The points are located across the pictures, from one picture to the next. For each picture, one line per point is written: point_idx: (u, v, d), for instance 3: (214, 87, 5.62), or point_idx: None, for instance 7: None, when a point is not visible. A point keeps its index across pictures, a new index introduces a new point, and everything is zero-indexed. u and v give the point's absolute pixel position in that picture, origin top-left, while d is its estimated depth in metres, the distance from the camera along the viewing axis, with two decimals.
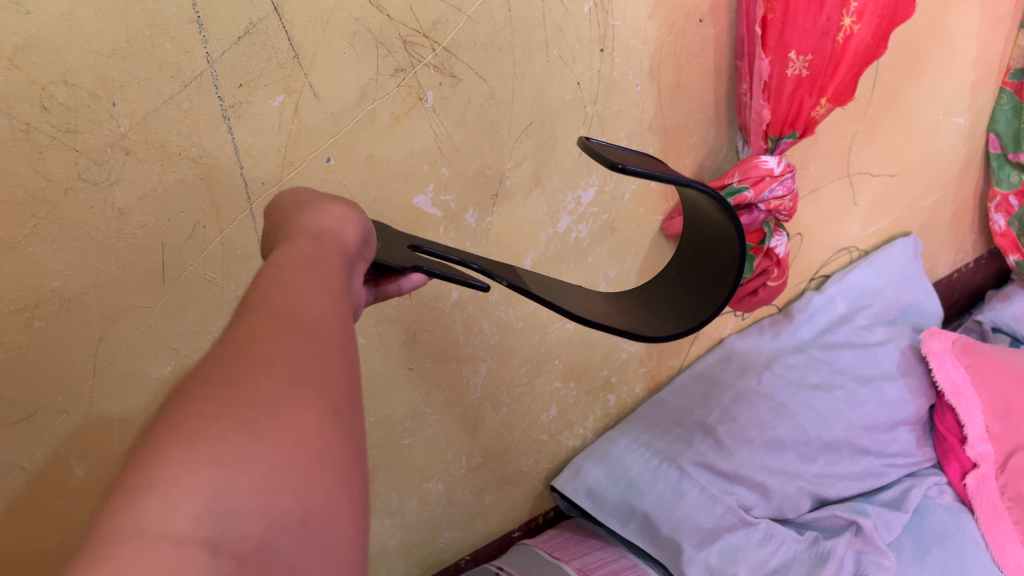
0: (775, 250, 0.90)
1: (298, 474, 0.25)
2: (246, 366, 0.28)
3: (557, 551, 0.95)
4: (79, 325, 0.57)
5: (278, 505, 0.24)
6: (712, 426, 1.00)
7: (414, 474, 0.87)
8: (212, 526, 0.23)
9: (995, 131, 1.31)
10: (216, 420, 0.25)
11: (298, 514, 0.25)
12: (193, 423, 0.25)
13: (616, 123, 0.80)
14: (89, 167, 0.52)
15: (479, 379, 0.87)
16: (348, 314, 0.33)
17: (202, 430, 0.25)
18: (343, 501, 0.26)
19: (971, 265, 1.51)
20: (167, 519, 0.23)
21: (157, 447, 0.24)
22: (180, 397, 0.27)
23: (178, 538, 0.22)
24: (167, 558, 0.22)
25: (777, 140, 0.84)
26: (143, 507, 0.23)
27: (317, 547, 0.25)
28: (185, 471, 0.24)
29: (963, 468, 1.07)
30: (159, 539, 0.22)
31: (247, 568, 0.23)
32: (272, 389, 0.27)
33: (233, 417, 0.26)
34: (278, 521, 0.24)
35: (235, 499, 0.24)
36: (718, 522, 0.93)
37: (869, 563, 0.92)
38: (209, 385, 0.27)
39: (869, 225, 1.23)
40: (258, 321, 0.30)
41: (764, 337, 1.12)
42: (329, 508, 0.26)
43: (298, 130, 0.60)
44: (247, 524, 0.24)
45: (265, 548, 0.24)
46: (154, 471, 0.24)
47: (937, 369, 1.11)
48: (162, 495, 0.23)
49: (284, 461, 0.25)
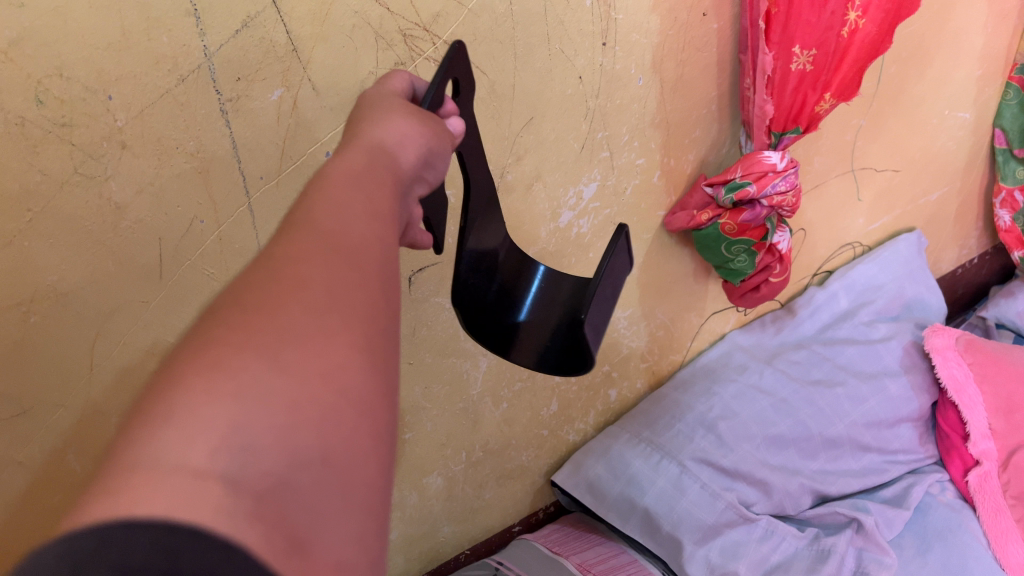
0: (778, 246, 0.90)
1: (322, 410, 0.25)
2: (274, 302, 0.27)
3: (557, 546, 0.95)
4: (76, 318, 0.57)
5: (303, 442, 0.24)
6: (712, 422, 0.99)
7: (413, 469, 0.87)
8: (230, 461, 0.23)
9: (1001, 127, 1.29)
10: (242, 354, 0.25)
11: (322, 452, 0.24)
12: (217, 355, 0.25)
13: (618, 118, 0.80)
14: (85, 161, 0.52)
15: (480, 373, 0.87)
16: (385, 251, 0.32)
17: (225, 365, 0.25)
18: (366, 444, 0.26)
19: (976, 261, 1.51)
20: (184, 451, 0.22)
21: (181, 378, 0.24)
22: (208, 328, 0.26)
23: (196, 471, 0.22)
24: (184, 489, 0.21)
25: (782, 135, 0.84)
26: (163, 441, 0.22)
27: (340, 487, 0.24)
28: (204, 405, 0.23)
29: (965, 464, 1.07)
30: (176, 471, 0.22)
31: (265, 505, 0.22)
32: (301, 330, 0.26)
33: (258, 351, 0.25)
34: (301, 457, 0.24)
35: (256, 435, 0.23)
36: (719, 518, 0.93)
37: (869, 561, 0.92)
38: (235, 319, 0.26)
39: (873, 220, 1.22)
40: (286, 253, 0.29)
41: (766, 333, 1.12)
42: (350, 450, 0.25)
43: (297, 124, 0.59)
44: (269, 459, 0.23)
45: (284, 484, 0.23)
46: (177, 405, 0.23)
47: (941, 366, 1.11)
48: (179, 428, 0.23)
49: (307, 399, 0.25)
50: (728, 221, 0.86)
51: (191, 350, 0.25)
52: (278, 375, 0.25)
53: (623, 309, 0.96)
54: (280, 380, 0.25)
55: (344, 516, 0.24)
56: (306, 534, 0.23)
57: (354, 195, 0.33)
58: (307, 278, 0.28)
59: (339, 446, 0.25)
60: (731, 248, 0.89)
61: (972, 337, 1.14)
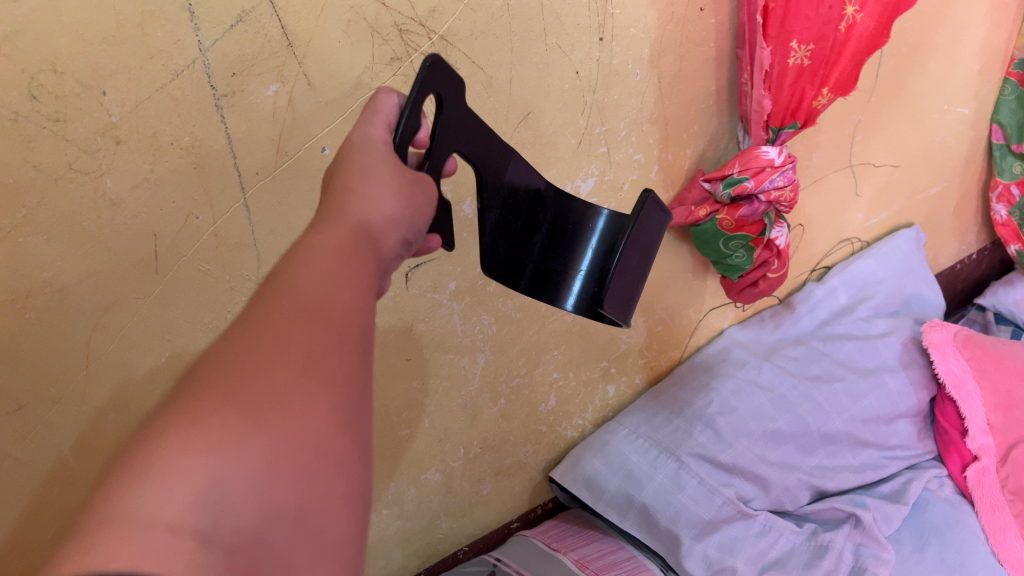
0: (776, 242, 0.90)
1: (294, 469, 0.29)
2: (253, 368, 0.30)
3: (555, 542, 0.95)
4: (72, 314, 0.57)
5: (275, 499, 0.28)
6: (711, 417, 0.99)
7: (411, 465, 0.87)
8: (207, 516, 0.26)
9: (999, 122, 1.29)
10: (222, 413, 0.29)
11: (293, 507, 0.28)
12: (198, 413, 0.29)
13: (616, 113, 0.80)
14: (79, 156, 0.52)
15: (478, 369, 0.87)
16: (364, 306, 0.35)
17: (207, 421, 0.28)
18: (340, 496, 0.30)
19: (975, 256, 1.50)
20: (164, 506, 0.26)
21: (163, 433, 0.28)
22: (192, 384, 0.30)
23: (172, 525, 0.26)
24: (157, 542, 0.25)
25: (779, 130, 0.84)
26: (144, 494, 0.26)
27: (307, 538, 0.28)
28: (184, 461, 0.27)
29: (964, 460, 1.07)
30: (153, 525, 0.25)
31: (239, 558, 0.26)
32: (281, 384, 0.30)
33: (238, 409, 0.29)
34: (275, 512, 0.28)
35: (231, 490, 0.27)
36: (717, 514, 0.93)
37: (867, 556, 0.93)
38: (218, 376, 0.30)
39: (872, 215, 1.22)
40: (266, 316, 0.32)
41: (765, 328, 1.12)
42: (322, 505, 0.29)
43: (292, 119, 0.59)
44: (244, 515, 0.27)
45: (256, 538, 0.27)
46: (156, 463, 0.27)
47: (939, 361, 1.10)
48: (160, 483, 0.26)
49: (282, 455, 0.29)
50: (726, 217, 0.86)
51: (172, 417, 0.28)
52: (257, 439, 0.29)
53: None
54: (255, 443, 0.28)
55: (312, 562, 0.28)
56: None
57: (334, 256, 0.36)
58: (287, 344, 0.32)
59: (310, 501, 0.29)
60: (729, 244, 0.89)
61: (971, 333, 1.14)
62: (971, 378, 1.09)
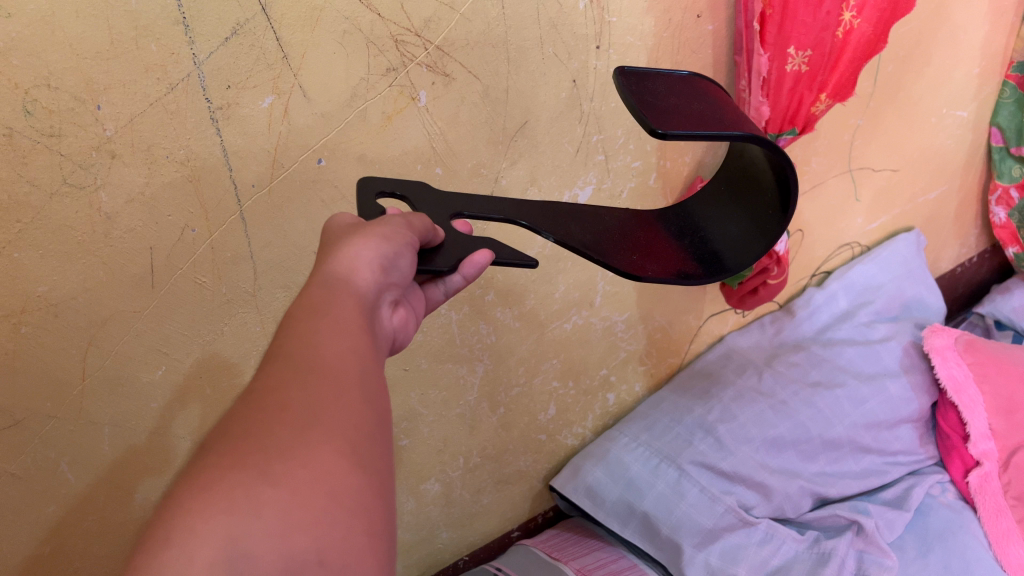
0: (776, 247, 0.90)
1: (312, 516, 0.28)
2: (263, 418, 0.30)
3: (556, 551, 0.94)
4: (68, 329, 0.56)
5: (295, 548, 0.27)
6: (712, 425, 0.99)
7: (410, 475, 0.87)
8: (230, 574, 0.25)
9: (998, 124, 1.29)
10: (235, 473, 0.28)
11: (315, 554, 0.27)
12: (210, 476, 0.28)
13: (614, 121, 0.79)
14: (74, 171, 0.51)
15: (476, 378, 0.86)
16: (360, 348, 0.35)
17: (220, 484, 0.27)
18: (359, 535, 0.28)
19: (976, 259, 1.50)
20: (186, 567, 0.25)
21: (179, 501, 0.27)
22: (204, 453, 0.29)
23: None
24: None
25: (778, 137, 0.84)
26: (167, 561, 0.25)
27: None
28: (197, 524, 0.26)
29: (966, 465, 1.06)
30: None
31: None
32: (289, 437, 0.29)
33: (248, 466, 0.28)
34: (297, 561, 0.26)
35: (251, 545, 0.26)
36: (718, 522, 0.93)
37: (870, 563, 0.92)
38: (225, 441, 0.29)
39: (872, 220, 1.21)
40: (275, 371, 0.32)
41: (766, 335, 1.12)
42: (344, 546, 0.28)
43: (288, 131, 0.59)
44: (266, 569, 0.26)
45: None
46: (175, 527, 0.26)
47: (940, 366, 1.10)
48: (180, 547, 0.26)
49: (298, 503, 0.28)
50: None
51: (189, 482, 0.28)
52: (270, 495, 0.27)
53: (620, 313, 0.95)
54: (267, 495, 0.27)
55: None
56: None
57: (323, 309, 0.36)
58: (289, 392, 0.31)
59: (327, 544, 0.27)
60: None
61: (973, 338, 1.13)
62: (972, 383, 1.09)
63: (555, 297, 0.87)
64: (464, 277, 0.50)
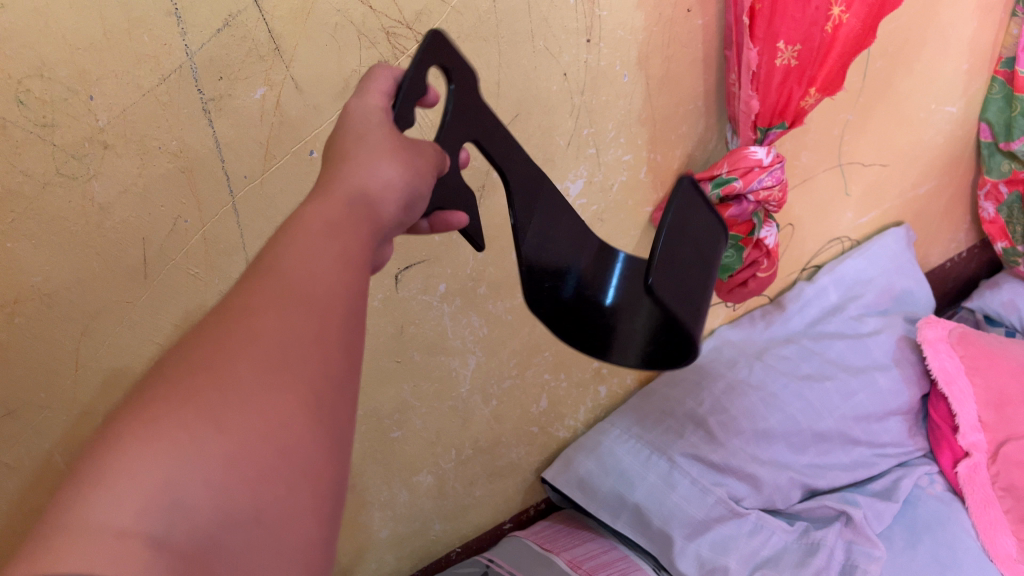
0: (765, 241, 0.91)
1: (252, 470, 0.28)
2: (224, 350, 0.30)
3: (548, 543, 0.95)
4: (62, 319, 0.57)
5: (230, 501, 0.27)
6: (703, 417, 0.99)
7: (403, 467, 0.87)
8: (158, 523, 0.26)
9: (987, 120, 1.29)
10: (184, 412, 0.28)
11: (252, 513, 0.28)
12: (157, 414, 0.28)
13: (604, 114, 0.80)
14: (67, 161, 0.52)
15: (469, 371, 0.87)
16: (349, 283, 0.34)
17: (167, 422, 0.28)
18: (306, 495, 0.29)
19: (965, 253, 1.51)
20: (114, 508, 0.26)
21: (124, 434, 0.28)
22: (163, 383, 0.30)
23: (120, 531, 0.26)
24: (107, 549, 0.25)
25: (767, 130, 0.84)
26: (96, 500, 0.26)
27: (265, 544, 0.28)
28: (135, 466, 0.27)
29: (956, 456, 1.07)
30: (103, 531, 0.26)
31: (188, 562, 0.26)
32: (248, 379, 0.30)
33: (199, 409, 0.29)
34: (231, 517, 0.27)
35: (184, 494, 0.27)
36: (708, 514, 0.93)
37: (858, 554, 0.93)
38: (183, 374, 0.30)
39: (861, 214, 1.22)
40: (255, 294, 0.32)
41: (755, 328, 1.13)
42: (281, 505, 0.29)
43: (280, 122, 0.59)
44: (197, 520, 0.27)
45: (210, 543, 0.27)
46: (120, 465, 0.27)
47: (931, 357, 1.12)
48: (111, 489, 0.26)
49: (241, 457, 0.28)
50: None
51: (138, 416, 0.29)
52: (211, 445, 0.28)
53: None
54: (212, 445, 0.28)
55: (270, 565, 0.28)
56: None
57: (326, 239, 0.35)
58: (255, 337, 0.31)
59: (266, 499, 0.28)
60: None
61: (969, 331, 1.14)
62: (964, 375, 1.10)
63: None
64: (429, 225, 0.52)
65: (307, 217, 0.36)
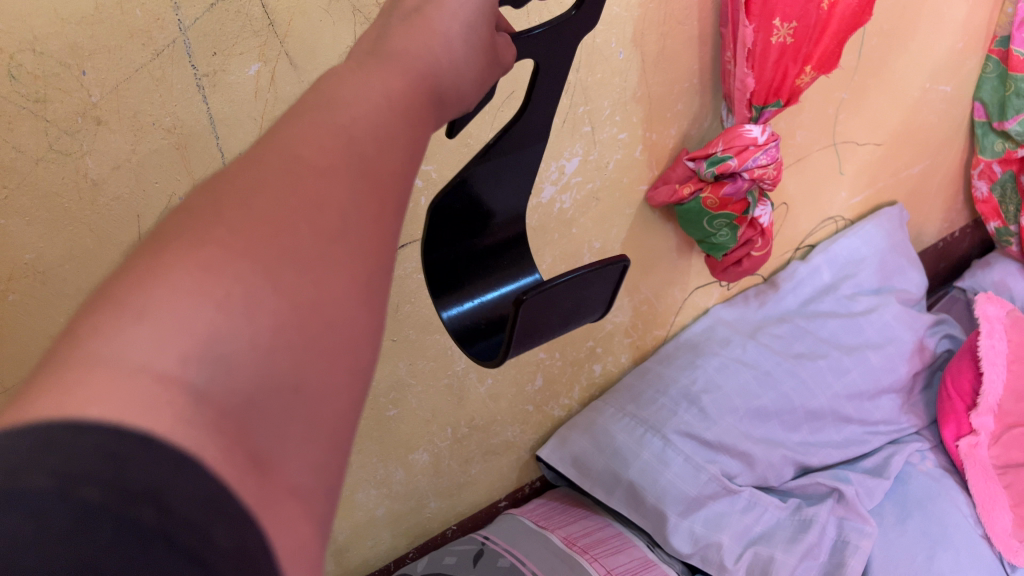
0: (760, 220, 0.90)
1: (312, 328, 0.21)
2: (286, 178, 0.23)
3: (543, 520, 0.96)
4: (57, 297, 0.56)
5: (279, 364, 0.20)
6: (696, 395, 1.00)
7: (399, 445, 0.87)
8: (204, 373, 0.18)
9: (981, 99, 1.30)
10: (236, 240, 0.21)
11: (297, 380, 0.20)
12: (204, 234, 0.21)
13: (600, 92, 0.79)
14: (60, 137, 0.51)
15: (464, 350, 0.87)
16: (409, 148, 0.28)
17: (215, 247, 0.20)
18: (346, 369, 0.22)
19: (958, 233, 1.52)
20: (154, 346, 0.18)
21: (164, 253, 0.20)
22: (209, 205, 0.22)
23: (161, 376, 0.18)
24: (142, 394, 0.17)
25: (762, 109, 0.84)
26: (128, 334, 0.18)
27: (308, 418, 0.20)
28: (174, 296, 0.19)
29: (960, 430, 1.07)
30: (138, 373, 0.18)
31: (230, 425, 0.18)
32: (320, 221, 0.23)
33: (259, 242, 0.21)
34: (277, 381, 0.20)
35: (235, 344, 0.19)
36: (702, 491, 0.94)
37: (850, 529, 0.94)
38: (235, 199, 0.22)
39: (855, 194, 1.22)
40: (308, 131, 0.25)
41: (749, 307, 1.13)
42: (330, 377, 0.21)
43: (275, 98, 0.59)
44: (244, 376, 0.19)
45: (251, 409, 0.19)
46: (153, 294, 0.19)
47: (987, 335, 1.11)
48: (154, 324, 0.18)
49: (304, 307, 0.21)
50: (710, 195, 0.86)
51: (174, 233, 0.21)
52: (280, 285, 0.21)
53: None
54: (270, 297, 0.20)
55: (305, 449, 0.20)
56: (268, 457, 0.19)
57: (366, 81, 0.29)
58: (309, 176, 0.23)
59: (312, 368, 0.21)
60: (713, 222, 0.89)
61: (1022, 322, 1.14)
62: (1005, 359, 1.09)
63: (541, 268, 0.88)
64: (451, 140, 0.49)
65: (374, 72, 0.30)
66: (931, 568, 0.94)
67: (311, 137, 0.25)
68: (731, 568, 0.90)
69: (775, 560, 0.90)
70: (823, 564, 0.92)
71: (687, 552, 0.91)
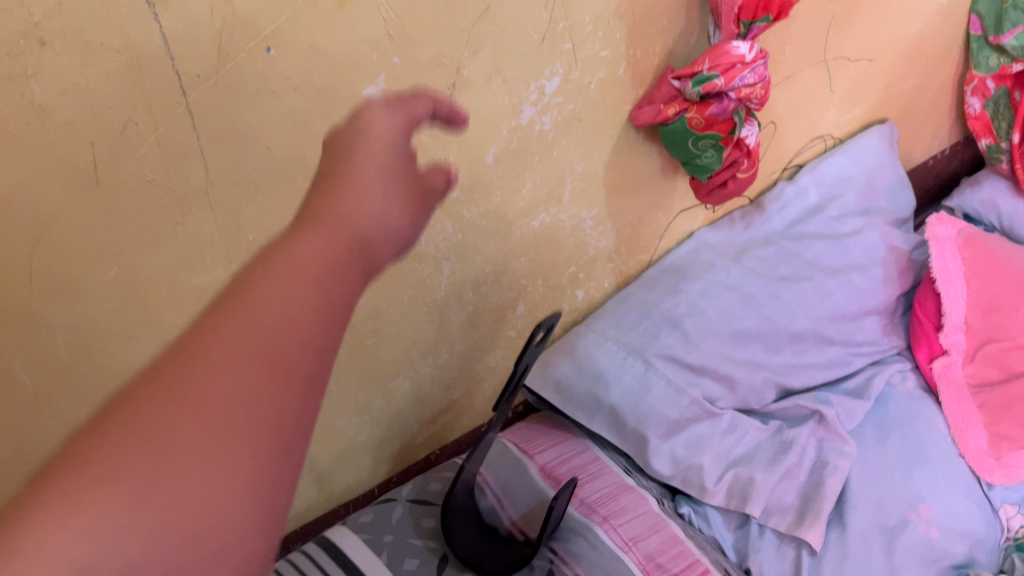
0: (747, 140, 0.88)
1: (192, 500, 0.29)
2: (200, 362, 0.31)
3: (523, 443, 0.97)
4: (12, 229, 0.54)
5: (161, 541, 0.28)
6: (678, 319, 0.99)
7: (379, 374, 0.87)
8: (89, 560, 0.26)
9: (977, 12, 1.26)
10: (139, 426, 0.29)
11: (183, 535, 0.28)
12: (120, 427, 0.29)
13: (581, 7, 0.76)
14: (2, 59, 0.48)
15: (443, 278, 0.85)
16: (314, 339, 0.34)
17: (128, 434, 0.29)
18: (242, 516, 0.30)
19: (948, 151, 1.50)
20: (69, 517, 0.27)
21: (92, 440, 0.29)
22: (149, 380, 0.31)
23: (68, 551, 0.26)
24: (64, 554, 0.26)
25: (751, 24, 0.81)
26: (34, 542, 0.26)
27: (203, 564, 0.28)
28: (88, 502, 0.27)
29: (933, 353, 1.08)
30: (64, 535, 0.26)
31: None
32: (215, 396, 0.31)
33: (174, 409, 0.30)
34: (159, 556, 0.27)
35: (123, 525, 0.27)
36: (683, 414, 0.94)
37: (830, 450, 0.95)
38: (136, 409, 0.30)
39: (845, 112, 1.19)
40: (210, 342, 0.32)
41: (735, 229, 1.11)
42: (217, 529, 0.29)
43: (233, 17, 0.56)
44: (126, 560, 0.27)
45: None
46: (46, 516, 0.27)
47: (936, 256, 1.11)
48: (69, 521, 0.27)
49: (209, 453, 0.30)
50: (695, 115, 0.83)
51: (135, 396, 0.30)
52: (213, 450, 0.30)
53: (589, 209, 0.95)
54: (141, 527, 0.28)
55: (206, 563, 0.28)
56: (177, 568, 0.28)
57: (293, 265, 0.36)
58: (191, 397, 0.30)
59: (200, 539, 0.28)
60: (698, 143, 0.86)
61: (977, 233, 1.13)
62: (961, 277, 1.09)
63: (522, 193, 0.86)
64: None
65: None
66: (908, 486, 0.94)
67: (218, 335, 0.32)
68: (711, 489, 0.91)
69: (754, 482, 0.91)
70: (802, 484, 0.93)
71: (668, 474, 0.92)
